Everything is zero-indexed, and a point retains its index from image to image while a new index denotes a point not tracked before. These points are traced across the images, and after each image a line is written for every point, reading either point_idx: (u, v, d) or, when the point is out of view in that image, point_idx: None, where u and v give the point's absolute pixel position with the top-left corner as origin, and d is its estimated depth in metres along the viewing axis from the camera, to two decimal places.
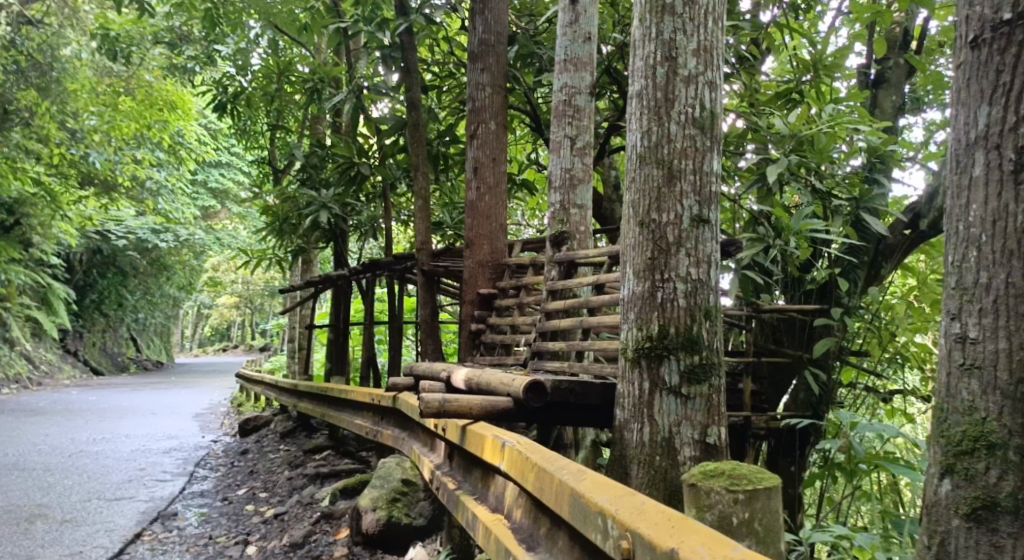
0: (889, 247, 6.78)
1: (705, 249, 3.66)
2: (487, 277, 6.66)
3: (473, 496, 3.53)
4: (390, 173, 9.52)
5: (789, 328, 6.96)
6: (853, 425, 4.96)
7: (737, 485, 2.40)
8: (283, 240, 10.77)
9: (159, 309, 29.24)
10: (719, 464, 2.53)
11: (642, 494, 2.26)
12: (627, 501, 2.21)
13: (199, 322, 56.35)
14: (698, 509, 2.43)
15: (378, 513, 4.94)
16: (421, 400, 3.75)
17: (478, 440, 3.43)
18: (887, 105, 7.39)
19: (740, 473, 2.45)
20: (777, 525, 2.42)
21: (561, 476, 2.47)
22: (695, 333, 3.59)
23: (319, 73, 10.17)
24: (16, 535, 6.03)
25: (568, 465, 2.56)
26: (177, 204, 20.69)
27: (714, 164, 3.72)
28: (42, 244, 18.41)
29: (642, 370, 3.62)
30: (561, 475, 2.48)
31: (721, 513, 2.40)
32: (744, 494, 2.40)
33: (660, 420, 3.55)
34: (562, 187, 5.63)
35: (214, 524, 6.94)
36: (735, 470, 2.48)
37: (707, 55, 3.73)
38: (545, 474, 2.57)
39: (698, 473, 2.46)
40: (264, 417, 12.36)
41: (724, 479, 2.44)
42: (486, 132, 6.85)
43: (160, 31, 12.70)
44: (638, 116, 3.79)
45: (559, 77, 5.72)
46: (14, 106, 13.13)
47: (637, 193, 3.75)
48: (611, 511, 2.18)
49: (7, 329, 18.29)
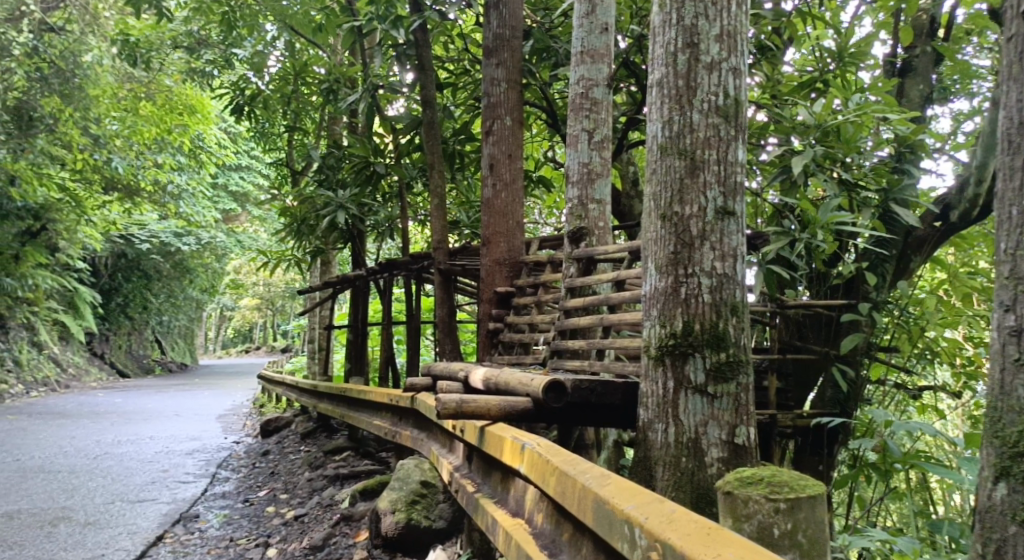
0: (918, 241, 6.61)
1: (731, 242, 3.53)
2: (504, 275, 6.55)
3: (492, 499, 3.43)
4: (407, 172, 9.45)
5: (815, 324, 6.79)
6: (887, 424, 4.79)
7: (778, 494, 2.41)
8: (302, 242, 10.75)
9: (182, 311, 29.46)
10: (757, 470, 2.54)
11: (670, 500, 2.16)
12: (655, 508, 2.11)
13: (222, 325, 56.76)
14: (736, 519, 2.44)
15: (398, 516, 4.85)
16: (438, 400, 3.66)
17: (497, 442, 3.33)
18: (914, 94, 7.19)
19: (781, 481, 2.46)
20: (821, 532, 2.43)
21: (584, 480, 2.36)
22: (721, 330, 3.46)
23: (335, 74, 10.13)
24: (40, 538, 6.02)
25: (591, 469, 2.45)
26: (198, 207, 20.79)
27: (740, 153, 3.59)
28: (67, 249, 18.55)
29: (666, 368, 3.50)
30: (583, 479, 2.37)
31: (761, 523, 2.40)
32: (786, 503, 2.41)
33: (686, 420, 3.43)
34: (580, 181, 5.51)
35: (236, 526, 6.90)
36: (774, 478, 2.49)
37: (729, 40, 3.60)
38: (567, 478, 2.46)
39: (736, 481, 2.47)
40: (285, 418, 12.35)
41: (763, 488, 2.45)
42: (502, 127, 6.74)
43: (178, 36, 12.68)
44: (659, 106, 3.66)
45: (575, 70, 5.59)
46: (38, 113, 13.19)
47: (658, 185, 3.63)
48: (639, 520, 2.07)
49: (34, 333, 18.46)
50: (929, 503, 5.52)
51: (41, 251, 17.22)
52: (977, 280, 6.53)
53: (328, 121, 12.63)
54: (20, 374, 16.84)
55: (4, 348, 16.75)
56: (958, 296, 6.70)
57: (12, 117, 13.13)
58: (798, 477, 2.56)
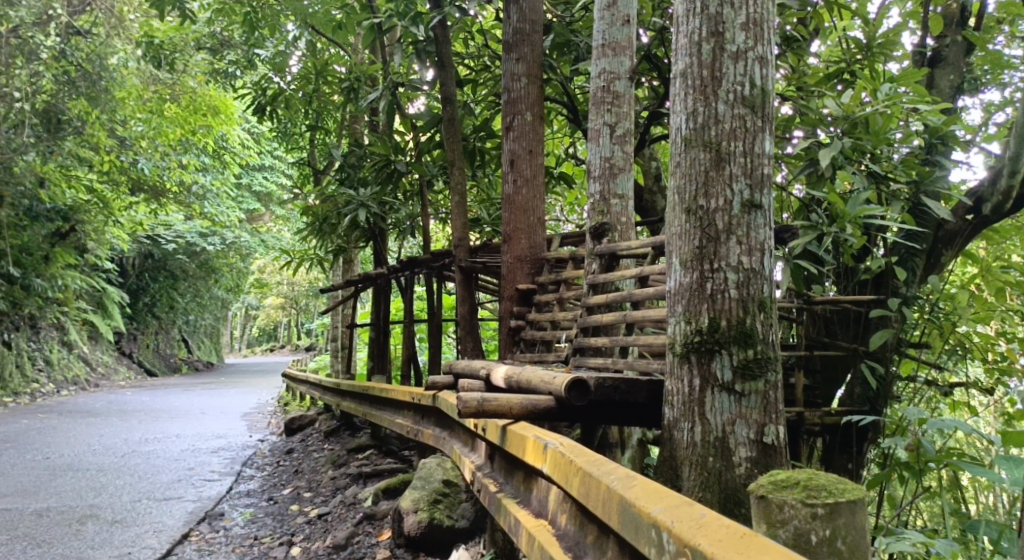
0: (950, 234, 6.44)
1: (757, 236, 3.44)
2: (525, 272, 6.50)
3: (515, 499, 3.37)
4: (428, 170, 9.42)
5: (843, 321, 6.67)
6: (921, 421, 4.68)
7: (816, 499, 2.41)
8: (324, 241, 10.76)
9: (208, 310, 29.73)
10: (792, 474, 2.53)
11: (699, 503, 2.09)
12: (684, 512, 2.04)
13: (247, 324, 57.23)
14: (771, 525, 2.45)
15: (420, 515, 4.82)
16: (459, 399, 3.59)
17: (519, 441, 3.27)
18: (944, 85, 7.03)
19: (818, 485, 2.45)
20: (860, 535, 2.43)
21: (608, 481, 2.29)
22: (748, 326, 3.38)
23: (355, 72, 10.12)
24: (67, 536, 6.05)
25: (616, 469, 2.38)
26: (223, 208, 20.93)
27: (766, 145, 3.50)
28: (96, 250, 18.74)
29: (691, 366, 3.42)
30: (608, 480, 2.31)
31: (798, 528, 2.41)
32: (824, 509, 2.40)
33: (712, 418, 3.35)
34: (601, 176, 5.44)
35: (260, 524, 6.91)
36: (812, 481, 2.48)
37: (755, 28, 3.50)
38: (591, 479, 2.39)
39: (771, 486, 2.47)
40: (309, 417, 12.39)
41: (800, 492, 2.45)
42: (523, 123, 6.68)
43: (201, 37, 12.73)
44: (683, 97, 3.58)
45: (597, 63, 5.52)
46: (66, 116, 13.30)
47: (682, 178, 3.55)
48: (667, 524, 2.01)
49: (64, 333, 18.68)
50: (963, 502, 5.39)
51: (71, 252, 17.39)
52: (1011, 274, 6.38)
53: (350, 120, 12.62)
54: (51, 374, 17.05)
55: (35, 347, 16.96)
56: (991, 290, 6.56)
57: (41, 120, 13.27)
58: (836, 479, 2.56)
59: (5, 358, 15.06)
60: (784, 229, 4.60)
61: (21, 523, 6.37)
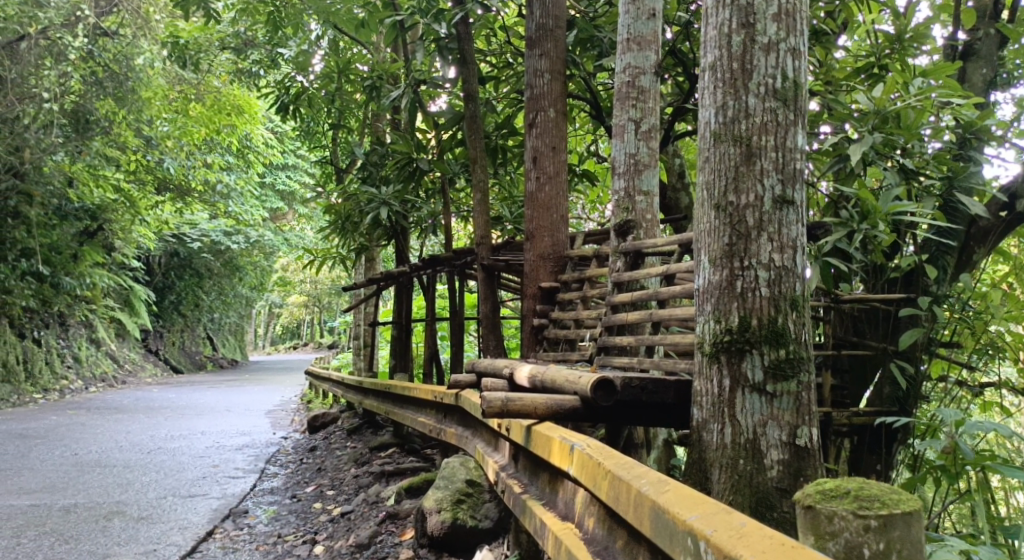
0: (983, 231, 6.32)
1: (789, 232, 3.36)
2: (548, 270, 6.43)
3: (540, 500, 3.31)
4: (450, 168, 9.38)
5: (871, 319, 6.53)
6: (958, 422, 4.55)
7: (869, 511, 2.35)
8: (347, 239, 10.76)
9: (232, 308, 29.96)
10: (840, 483, 2.48)
11: (736, 510, 2.02)
12: (722, 520, 1.97)
13: (271, 322, 57.71)
14: (821, 537, 2.39)
15: (443, 515, 4.77)
16: (483, 399, 3.53)
17: (544, 442, 3.21)
18: (977, 79, 6.87)
19: (870, 495, 2.39)
20: (912, 546, 2.38)
21: (640, 486, 2.23)
22: (780, 326, 3.29)
23: (378, 70, 10.11)
24: (94, 533, 6.08)
25: (646, 473, 2.32)
26: (247, 207, 21.07)
27: (799, 138, 3.41)
28: (122, 248, 18.93)
29: (721, 366, 3.35)
30: (639, 484, 2.24)
31: (849, 540, 2.36)
32: (877, 521, 2.35)
33: (743, 420, 3.27)
34: (626, 172, 5.36)
35: (284, 522, 6.91)
36: (862, 490, 2.42)
37: (788, 19, 3.41)
38: (620, 482, 2.33)
39: (821, 497, 2.41)
40: (332, 414, 12.42)
41: (851, 503, 2.39)
42: (546, 120, 6.61)
43: (225, 37, 12.80)
44: (712, 90, 3.50)
45: (622, 58, 5.43)
46: (94, 116, 13.43)
47: (712, 173, 3.47)
48: (704, 533, 1.94)
49: (91, 330, 18.89)
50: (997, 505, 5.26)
51: (98, 250, 17.57)
52: None
53: (372, 118, 12.63)
54: (79, 370, 17.26)
55: (64, 345, 17.16)
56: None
57: (69, 121, 13.39)
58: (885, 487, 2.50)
59: (34, 355, 15.25)
60: (815, 226, 4.49)
61: (49, 519, 6.41)
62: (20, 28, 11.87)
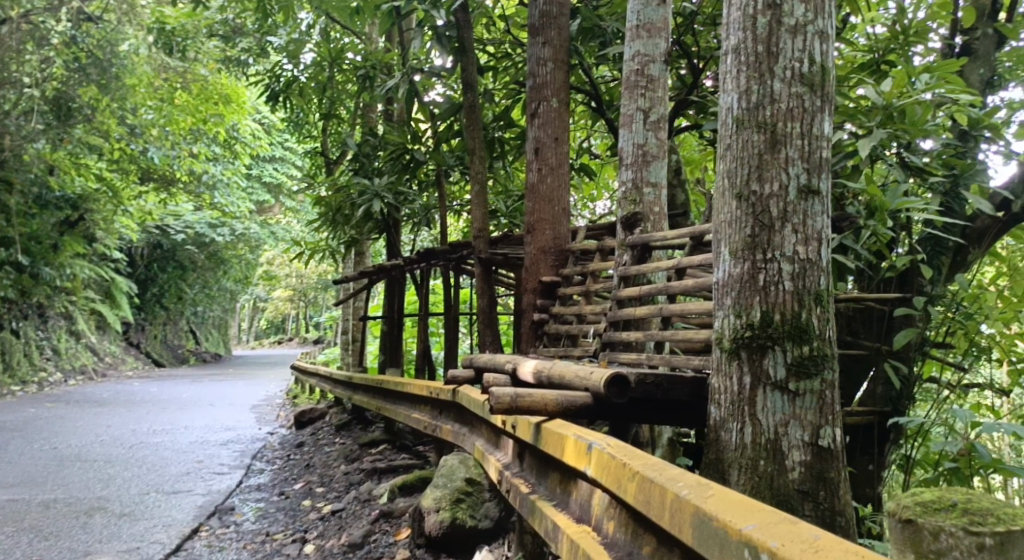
0: (978, 232, 6.31)
1: (814, 223, 3.23)
2: (549, 264, 6.30)
3: (551, 501, 3.17)
4: (444, 160, 9.23)
5: (867, 318, 6.46)
6: (974, 424, 4.50)
7: (983, 528, 2.32)
8: (337, 231, 10.58)
9: (216, 301, 29.65)
10: (944, 496, 2.48)
11: (803, 521, 1.88)
12: (786, 531, 1.83)
13: (255, 315, 57.28)
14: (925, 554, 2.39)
15: (441, 515, 4.62)
16: (492, 394, 3.46)
17: (556, 440, 3.07)
18: (974, 77, 6.77)
19: (982, 512, 2.37)
20: None
21: (680, 491, 2.09)
22: (804, 321, 3.16)
23: (371, 60, 9.95)
24: (75, 529, 5.88)
25: (685, 478, 2.18)
26: (233, 198, 20.79)
27: (826, 126, 3.28)
28: (104, 239, 18.64)
29: (741, 363, 3.22)
30: (678, 490, 2.11)
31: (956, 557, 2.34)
32: (991, 538, 2.31)
33: (763, 419, 3.15)
34: (634, 164, 5.23)
35: (272, 519, 6.73)
36: (974, 506, 2.40)
37: (816, 0, 3.28)
38: (654, 485, 2.19)
39: (923, 510, 2.41)
40: (319, 410, 12.25)
41: (959, 518, 2.38)
42: (548, 110, 6.48)
43: (213, 24, 12.65)
44: (735, 75, 3.36)
45: (630, 45, 5.30)
46: (76, 103, 13.15)
47: (733, 161, 3.35)
48: (767, 544, 1.80)
49: (72, 322, 18.58)
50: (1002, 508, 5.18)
51: (79, 241, 17.26)
52: None
53: (364, 109, 12.49)
54: (58, 362, 16.97)
55: (43, 336, 16.86)
56: None
57: (51, 108, 13.11)
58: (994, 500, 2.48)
59: (13, 347, 14.94)
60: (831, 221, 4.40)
61: (27, 515, 6.21)
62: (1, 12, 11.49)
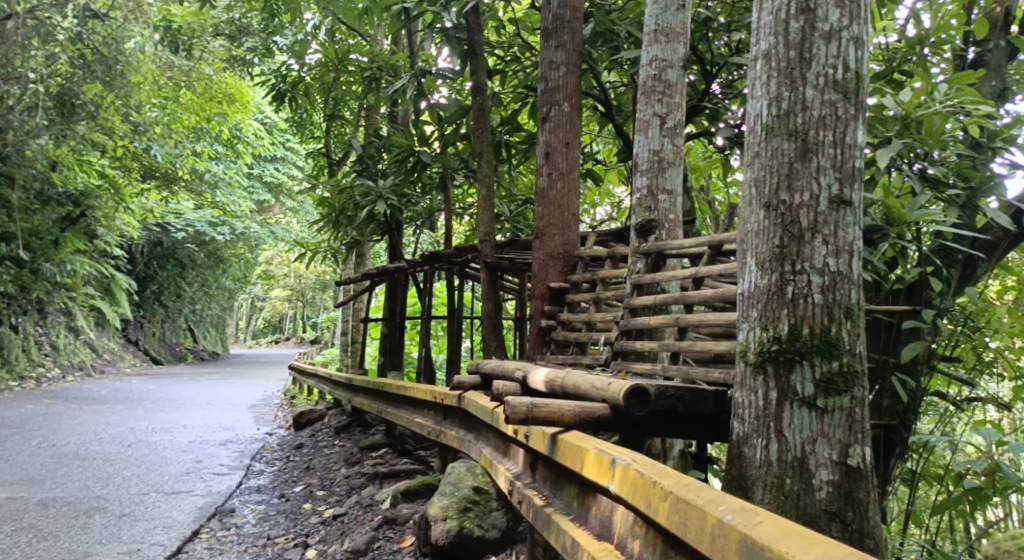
0: (988, 245, 6.12)
1: (845, 235, 3.15)
2: (558, 270, 6.21)
3: (567, 515, 3.08)
4: (450, 162, 9.14)
5: (874, 330, 6.26)
6: (1000, 444, 4.67)
7: None
8: (339, 232, 10.48)
9: (215, 300, 29.55)
10: None
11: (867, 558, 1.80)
12: None
13: (253, 314, 57.14)
14: None
15: (449, 523, 4.52)
16: (508, 404, 3.36)
17: (575, 453, 2.98)
18: (985, 89, 6.61)
19: None
20: None
21: (721, 516, 2.01)
22: (834, 335, 3.08)
23: (377, 61, 9.90)
24: (74, 530, 5.77)
25: (727, 501, 2.10)
26: (234, 197, 20.71)
27: (859, 135, 3.20)
28: (105, 236, 18.54)
29: (767, 378, 3.14)
30: (720, 514, 2.03)
31: None
32: None
33: (790, 436, 3.07)
34: (649, 170, 5.15)
35: (273, 523, 6.62)
36: None
37: (851, 6, 3.20)
38: (696, 509, 2.10)
39: None
40: (318, 411, 12.14)
41: None
42: (560, 114, 6.40)
43: (219, 23, 12.57)
44: (765, 80, 3.28)
45: (648, 50, 5.21)
46: (80, 100, 13.09)
47: (761, 169, 3.27)
48: None
49: (70, 318, 18.46)
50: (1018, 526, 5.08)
51: (80, 237, 17.16)
52: None
53: (368, 110, 12.42)
54: (56, 358, 16.86)
55: (42, 332, 16.76)
56: None
57: (54, 103, 13.03)
58: None
59: (12, 342, 14.83)
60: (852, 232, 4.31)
61: (25, 514, 6.10)
62: (7, 7, 11.44)
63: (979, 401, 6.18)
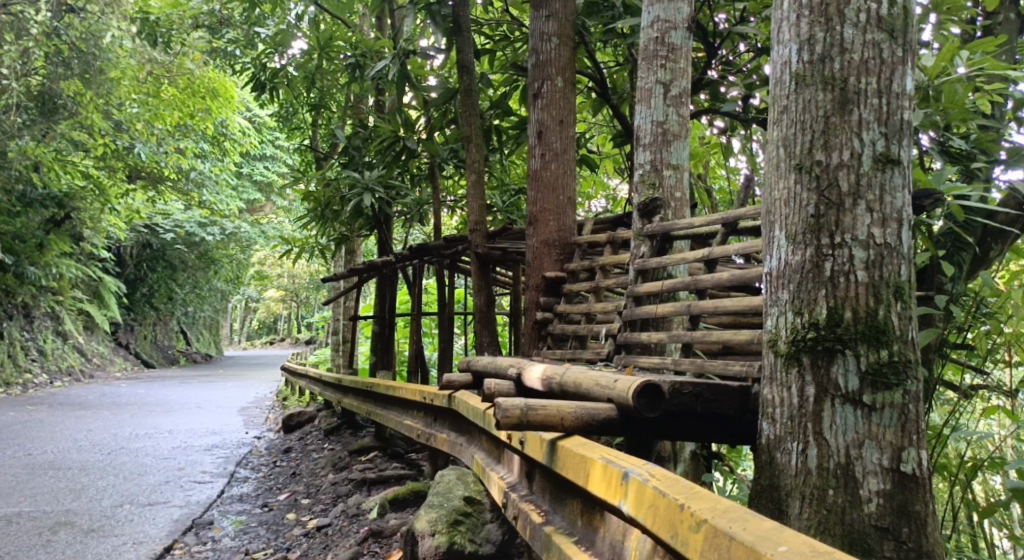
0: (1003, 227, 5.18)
1: (893, 201, 2.75)
2: (553, 258, 5.76)
3: (569, 535, 2.65)
4: (439, 151, 8.68)
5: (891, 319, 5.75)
6: None
7: None
8: (327, 228, 10.02)
9: (206, 301, 28.98)
10: None
11: None
12: None
13: (248, 316, 56.56)
14: None
15: (437, 539, 4.06)
16: (498, 407, 2.86)
17: (577, 463, 2.55)
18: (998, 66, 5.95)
19: None
20: None
21: (778, 559, 1.60)
22: (881, 319, 2.68)
23: (362, 47, 9.44)
24: (36, 548, 5.32)
25: (787, 539, 1.68)
26: (222, 196, 20.16)
27: (907, 81, 2.80)
28: (92, 238, 17.97)
29: (803, 371, 2.77)
30: (773, 554, 1.62)
31: None
32: None
33: (832, 440, 2.68)
34: (653, 143, 4.72)
35: (252, 535, 6.16)
36: None
37: None
38: (743, 547, 1.68)
39: None
40: (308, 413, 11.66)
41: None
42: (553, 90, 5.95)
43: (199, 14, 11.88)
44: (796, 22, 2.90)
45: (649, 10, 4.78)
46: (61, 99, 12.69)
47: (791, 126, 2.89)
48: None
49: (58, 322, 17.96)
50: None
51: (65, 240, 16.63)
52: None
53: (355, 100, 11.94)
54: (43, 363, 16.35)
55: (28, 337, 16.25)
56: None
57: (35, 103, 12.59)
58: None
59: None
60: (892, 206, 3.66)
61: None
62: None
63: (995, 391, 5.60)
